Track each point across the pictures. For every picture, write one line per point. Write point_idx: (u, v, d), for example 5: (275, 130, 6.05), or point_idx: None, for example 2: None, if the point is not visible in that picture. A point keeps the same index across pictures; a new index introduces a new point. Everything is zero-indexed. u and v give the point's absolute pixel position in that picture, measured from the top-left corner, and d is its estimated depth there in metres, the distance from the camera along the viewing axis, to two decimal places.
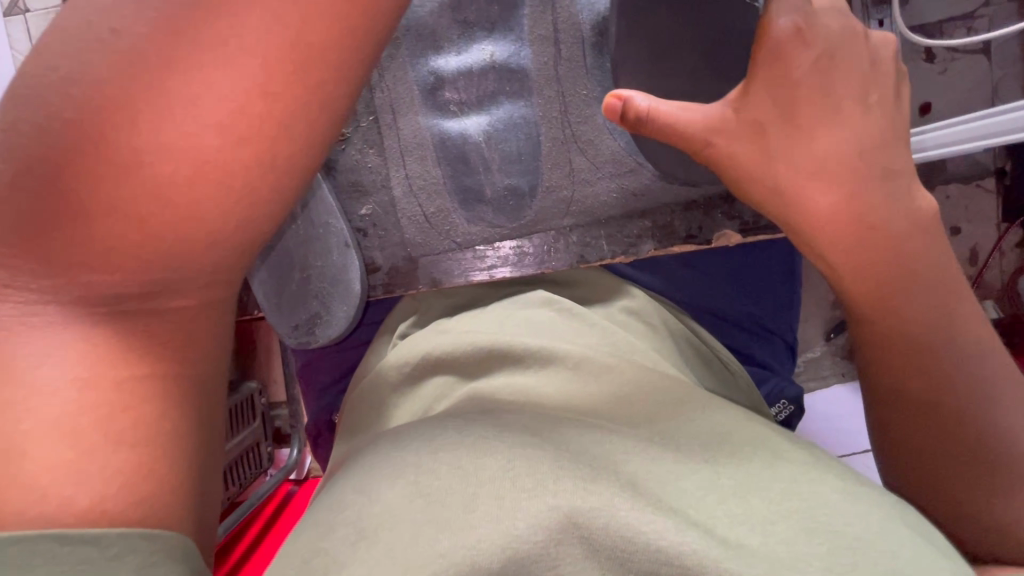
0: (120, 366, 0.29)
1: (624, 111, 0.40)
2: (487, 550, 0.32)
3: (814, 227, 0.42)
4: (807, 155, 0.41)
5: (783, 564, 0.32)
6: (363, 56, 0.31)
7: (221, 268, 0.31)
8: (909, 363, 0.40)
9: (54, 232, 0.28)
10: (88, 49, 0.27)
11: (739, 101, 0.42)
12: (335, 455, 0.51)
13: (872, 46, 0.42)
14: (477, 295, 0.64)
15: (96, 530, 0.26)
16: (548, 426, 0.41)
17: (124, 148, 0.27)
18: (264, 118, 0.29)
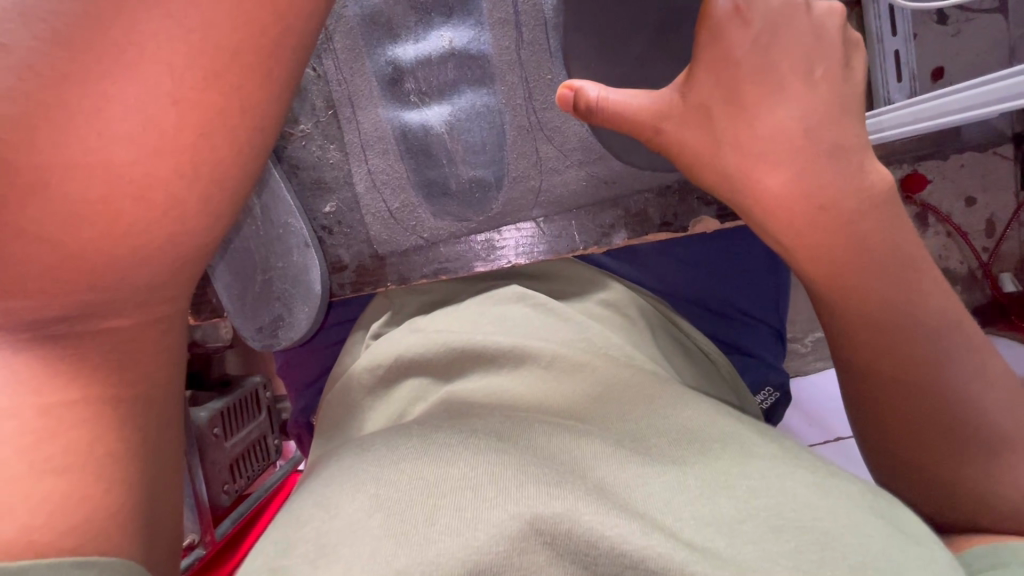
0: (53, 390, 0.29)
1: (576, 100, 0.44)
2: (446, 565, 0.30)
3: (765, 208, 0.42)
4: (751, 135, 0.42)
5: (750, 566, 0.31)
6: (281, 59, 0.30)
7: (154, 286, 0.31)
8: (879, 343, 0.39)
9: None
10: None
11: (685, 85, 0.44)
12: (310, 461, 0.51)
13: (816, 19, 0.41)
14: (451, 291, 0.65)
15: (23, 562, 0.26)
16: (517, 429, 0.39)
17: (28, 169, 0.26)
18: (178, 128, 0.28)
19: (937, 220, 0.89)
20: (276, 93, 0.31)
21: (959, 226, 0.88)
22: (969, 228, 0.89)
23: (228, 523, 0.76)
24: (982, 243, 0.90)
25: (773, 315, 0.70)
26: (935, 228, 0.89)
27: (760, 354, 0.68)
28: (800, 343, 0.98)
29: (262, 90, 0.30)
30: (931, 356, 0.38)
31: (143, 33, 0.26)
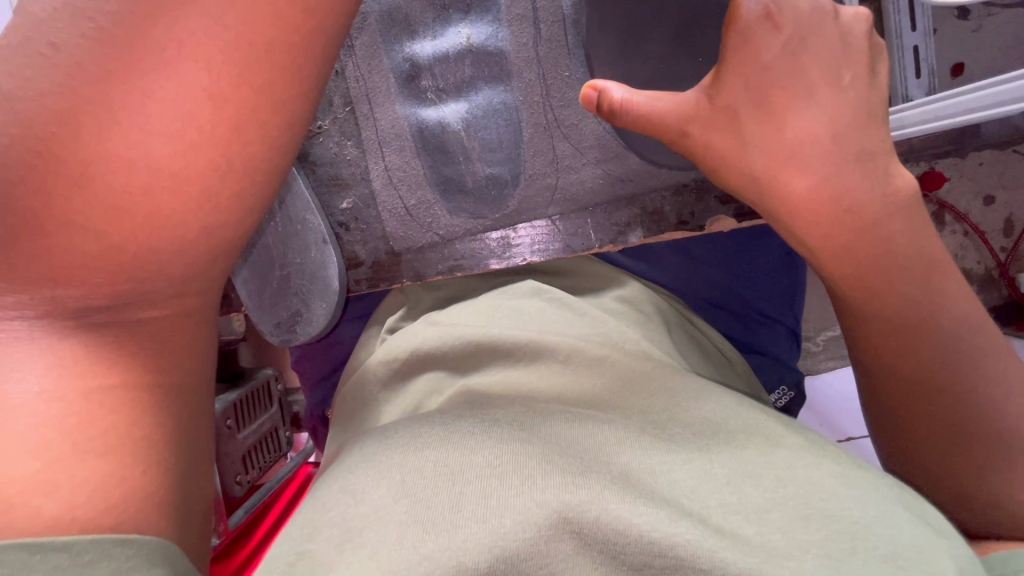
0: (93, 376, 0.29)
1: (599, 100, 0.46)
2: (473, 550, 0.31)
3: (790, 210, 0.42)
4: (777, 139, 0.42)
5: (779, 553, 0.31)
6: (313, 56, 0.30)
7: (189, 277, 0.31)
8: (898, 342, 0.40)
9: (12, 246, 0.27)
10: (30, 65, 0.26)
11: (711, 88, 0.44)
12: (327, 453, 0.52)
13: (843, 25, 0.42)
14: (466, 287, 0.66)
15: (66, 538, 0.27)
16: (540, 420, 0.40)
17: (72, 162, 0.27)
18: (211, 123, 0.28)
19: (953, 219, 0.89)
20: (305, 89, 0.31)
21: (976, 226, 0.88)
22: (987, 228, 0.89)
23: (240, 513, 0.76)
24: (999, 243, 0.89)
25: (788, 314, 0.71)
26: (952, 226, 0.89)
27: (774, 354, 0.70)
28: (812, 343, 0.98)
29: (290, 87, 0.30)
30: (948, 353, 0.39)
31: (182, 32, 0.27)
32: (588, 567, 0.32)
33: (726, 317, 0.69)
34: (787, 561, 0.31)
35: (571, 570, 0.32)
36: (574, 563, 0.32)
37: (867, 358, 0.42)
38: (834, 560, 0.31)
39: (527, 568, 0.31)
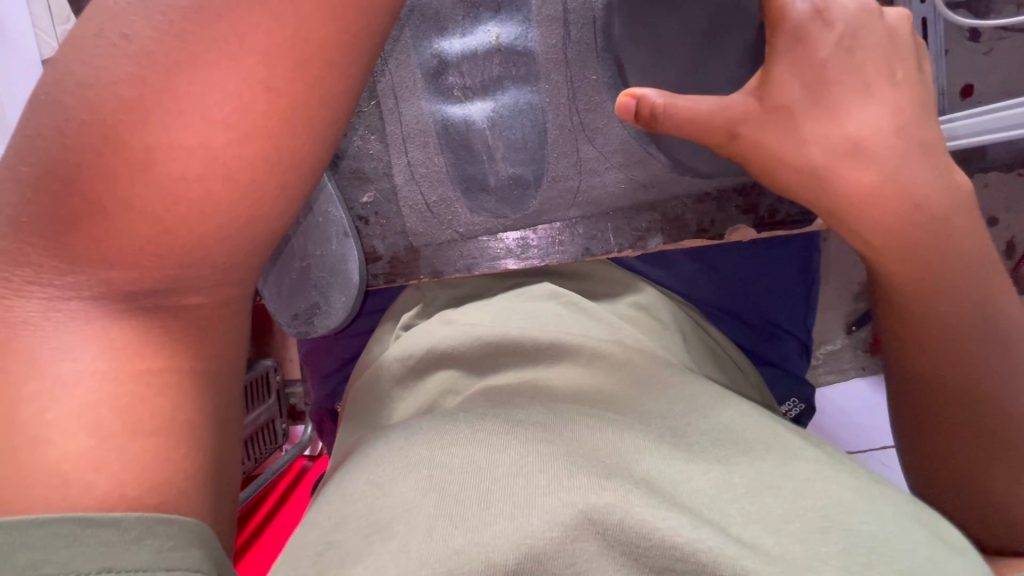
0: (140, 359, 0.29)
1: (637, 108, 0.45)
2: (502, 547, 0.32)
3: (856, 207, 0.44)
4: (840, 132, 0.44)
5: (799, 564, 0.32)
6: (364, 51, 0.31)
7: (232, 264, 0.31)
8: (956, 352, 0.41)
9: (75, 228, 0.28)
10: (102, 53, 0.27)
11: (759, 92, 0.46)
12: (342, 449, 0.52)
13: (889, 23, 0.45)
14: (481, 286, 0.68)
15: (117, 513, 0.27)
16: (564, 422, 0.40)
17: (136, 148, 0.27)
18: (266, 115, 0.28)
19: None
20: (354, 84, 0.31)
21: None
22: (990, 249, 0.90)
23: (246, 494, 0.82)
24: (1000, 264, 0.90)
25: (801, 327, 0.75)
26: None
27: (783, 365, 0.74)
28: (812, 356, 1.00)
29: (340, 83, 0.30)
30: (988, 369, 0.41)
31: (245, 26, 0.27)
32: (613, 569, 0.32)
33: (743, 327, 0.72)
34: (807, 573, 0.31)
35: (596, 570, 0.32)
36: (599, 565, 0.32)
37: (917, 366, 0.44)
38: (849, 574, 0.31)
39: (554, 567, 0.32)
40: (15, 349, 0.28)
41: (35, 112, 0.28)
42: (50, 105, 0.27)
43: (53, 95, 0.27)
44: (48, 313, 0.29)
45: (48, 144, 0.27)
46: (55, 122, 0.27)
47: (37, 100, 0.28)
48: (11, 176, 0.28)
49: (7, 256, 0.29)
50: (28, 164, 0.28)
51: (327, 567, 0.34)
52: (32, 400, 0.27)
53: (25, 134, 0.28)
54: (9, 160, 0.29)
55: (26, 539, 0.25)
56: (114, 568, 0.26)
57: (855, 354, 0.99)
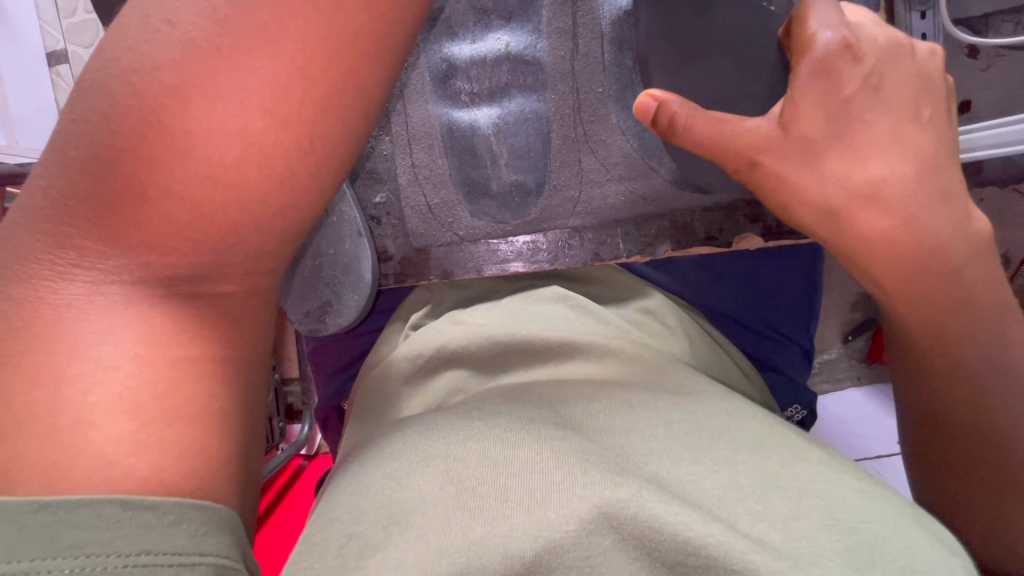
0: (179, 345, 0.30)
1: (655, 110, 0.47)
2: (519, 540, 0.32)
3: (867, 245, 0.46)
4: (860, 175, 0.45)
5: (806, 560, 0.32)
6: (396, 47, 0.32)
7: (262, 253, 0.32)
8: (958, 385, 0.46)
9: (119, 212, 0.29)
10: (149, 41, 0.28)
11: (783, 119, 0.46)
12: (349, 442, 0.52)
13: (920, 62, 0.46)
14: (489, 287, 0.69)
15: (155, 497, 0.28)
16: (581, 423, 0.41)
17: (179, 133, 0.28)
18: (301, 103, 0.29)
19: None
20: (386, 78, 0.32)
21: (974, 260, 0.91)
22: None
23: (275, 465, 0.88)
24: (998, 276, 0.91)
25: (804, 334, 0.76)
26: None
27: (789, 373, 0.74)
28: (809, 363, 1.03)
29: (372, 74, 0.31)
30: (984, 399, 0.45)
31: (285, 15, 0.28)
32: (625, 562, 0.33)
33: (748, 333, 0.73)
34: (812, 568, 0.32)
35: (610, 564, 0.33)
36: (612, 558, 0.33)
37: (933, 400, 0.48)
38: (854, 570, 0.32)
39: (569, 560, 0.32)
40: (56, 330, 0.29)
41: (82, 97, 0.29)
42: (97, 90, 0.28)
43: (100, 81, 0.28)
44: (91, 299, 0.29)
45: (96, 128, 0.28)
46: (102, 106, 0.28)
47: (85, 86, 0.29)
48: (58, 161, 0.29)
49: (51, 238, 0.29)
50: (75, 148, 0.29)
51: (347, 559, 0.34)
52: (73, 381, 0.28)
53: (73, 119, 0.29)
54: (57, 144, 0.29)
55: (71, 518, 0.26)
56: (152, 550, 0.27)
57: (851, 363, 1.04)
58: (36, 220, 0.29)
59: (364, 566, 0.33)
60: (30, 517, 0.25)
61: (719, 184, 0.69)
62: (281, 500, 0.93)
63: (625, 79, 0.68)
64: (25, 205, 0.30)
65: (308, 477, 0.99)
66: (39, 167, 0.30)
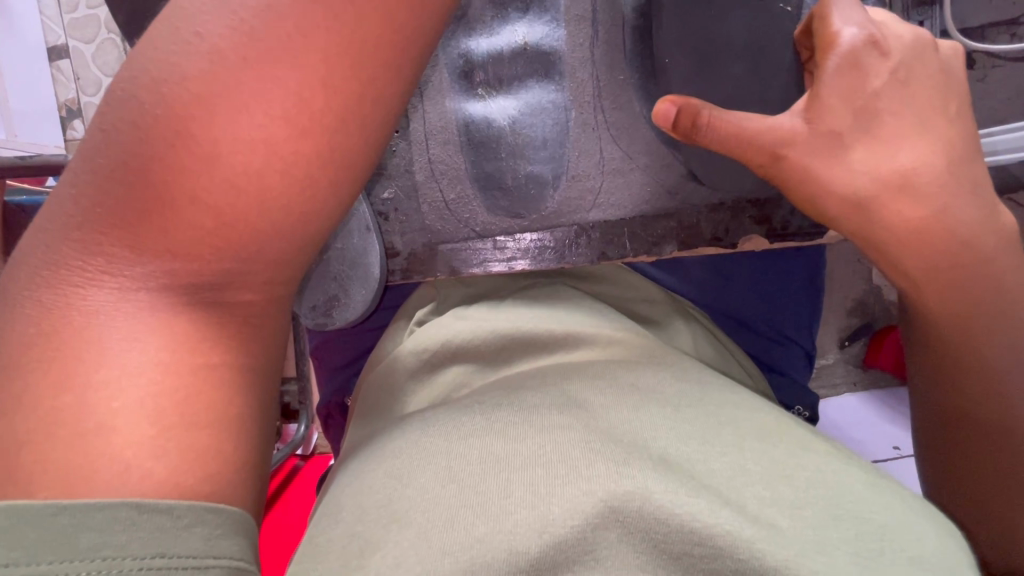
0: (198, 351, 0.30)
1: (672, 116, 0.47)
2: (524, 536, 0.31)
3: (897, 240, 0.46)
4: (892, 164, 0.45)
5: (812, 547, 0.31)
6: (414, 55, 0.32)
7: (281, 261, 0.32)
8: (986, 389, 0.45)
9: (147, 219, 0.29)
10: (176, 53, 0.28)
11: (808, 114, 0.46)
12: (353, 439, 0.52)
13: (944, 57, 0.48)
14: (495, 287, 0.68)
15: (171, 500, 0.28)
16: (600, 408, 0.39)
17: (206, 142, 0.28)
18: (321, 110, 0.29)
19: None
20: (405, 88, 0.32)
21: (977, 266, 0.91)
22: None
23: (288, 450, 0.92)
24: None
25: (806, 337, 0.78)
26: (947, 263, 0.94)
27: (790, 373, 0.76)
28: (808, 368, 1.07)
29: (391, 83, 0.31)
30: (997, 398, 0.45)
31: (307, 25, 0.28)
32: (631, 557, 0.31)
33: (749, 334, 0.75)
34: (822, 556, 0.31)
35: (620, 563, 0.31)
36: (620, 554, 0.31)
37: (944, 399, 0.48)
38: (862, 558, 0.31)
39: (574, 555, 0.31)
40: (80, 335, 0.29)
41: (112, 107, 0.29)
42: (127, 100, 0.29)
43: (129, 91, 0.29)
44: (118, 305, 0.29)
45: (126, 138, 0.29)
46: (130, 116, 0.29)
47: (114, 95, 0.29)
48: (88, 169, 0.29)
49: (80, 245, 0.29)
50: (104, 156, 0.29)
51: (347, 559, 0.33)
52: (93, 387, 0.28)
53: (103, 128, 0.29)
54: (87, 153, 0.30)
55: (89, 521, 0.26)
56: (166, 552, 0.27)
57: (847, 368, 1.08)
58: (66, 228, 0.30)
59: (363, 565, 0.32)
60: (49, 520, 0.26)
61: (723, 186, 0.69)
62: (278, 500, 0.96)
63: (647, 69, 0.68)
64: (55, 213, 0.30)
65: (305, 475, 1.02)
66: (68, 175, 0.31)
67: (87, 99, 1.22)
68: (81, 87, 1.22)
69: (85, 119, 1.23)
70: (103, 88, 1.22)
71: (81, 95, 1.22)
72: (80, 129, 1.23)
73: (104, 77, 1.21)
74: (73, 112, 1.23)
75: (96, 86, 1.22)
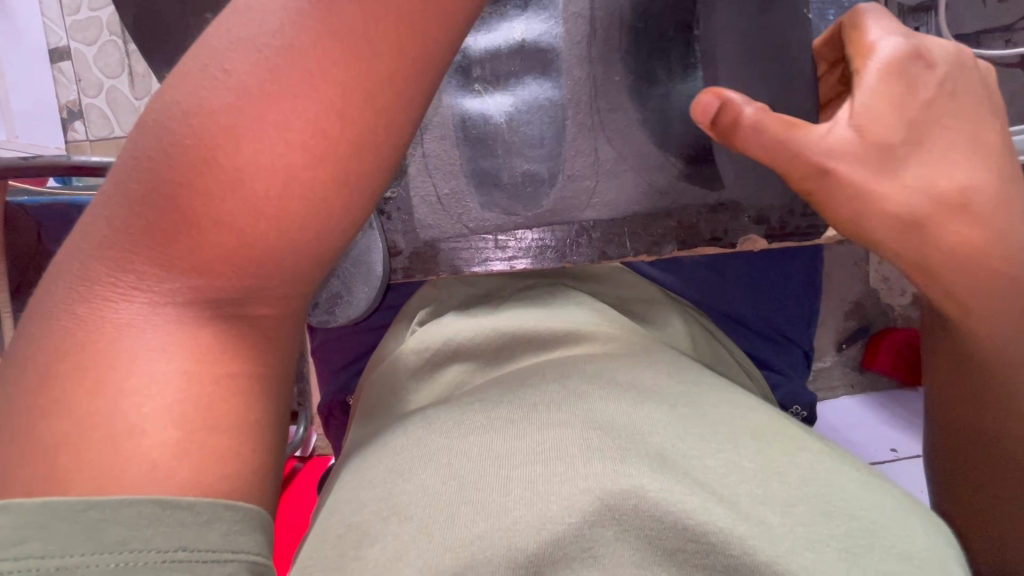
0: (219, 362, 0.32)
1: (717, 108, 0.48)
2: (522, 532, 0.33)
3: (946, 260, 0.45)
4: (944, 182, 0.44)
5: (801, 545, 0.33)
6: (429, 85, 0.33)
7: (298, 278, 0.33)
8: (1005, 412, 0.47)
9: (174, 237, 0.30)
10: (205, 88, 0.30)
11: (858, 122, 0.45)
12: (355, 437, 0.53)
13: (981, 75, 0.49)
14: (494, 287, 0.71)
15: (190, 497, 0.29)
16: (587, 403, 0.41)
17: (229, 168, 0.30)
18: (339, 137, 0.31)
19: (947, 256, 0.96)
20: (419, 113, 0.34)
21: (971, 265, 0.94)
22: None
23: (290, 445, 0.93)
24: None
25: (804, 336, 0.80)
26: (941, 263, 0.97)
27: (788, 372, 0.77)
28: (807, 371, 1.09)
29: (404, 114, 0.33)
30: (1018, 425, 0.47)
31: (328, 61, 0.30)
32: (628, 554, 0.33)
33: (751, 337, 0.76)
34: (810, 552, 0.33)
35: (615, 561, 0.33)
36: (617, 552, 0.33)
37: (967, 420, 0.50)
38: (851, 554, 0.33)
39: (573, 552, 0.33)
40: (110, 345, 0.30)
41: (143, 136, 0.31)
42: (158, 130, 0.30)
43: (160, 121, 0.30)
44: (146, 319, 0.31)
45: (155, 163, 0.30)
46: (160, 144, 0.30)
47: (146, 125, 0.31)
48: (119, 192, 0.31)
49: (114, 261, 0.31)
50: (134, 180, 0.31)
51: (346, 550, 0.35)
52: (120, 396, 0.30)
53: (135, 155, 0.31)
54: (119, 177, 0.32)
55: (117, 516, 0.28)
56: (188, 546, 0.29)
57: (844, 371, 1.09)
58: (98, 247, 0.31)
59: (364, 557, 0.34)
60: (80, 514, 0.28)
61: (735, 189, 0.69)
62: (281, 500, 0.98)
63: (642, 68, 0.68)
64: (87, 232, 0.32)
65: (305, 476, 1.03)
66: (101, 197, 0.32)
67: (89, 100, 1.25)
68: (82, 88, 1.25)
69: (86, 120, 1.25)
70: (105, 90, 1.25)
71: (82, 96, 1.25)
72: (81, 130, 1.26)
73: (105, 79, 1.24)
74: (74, 113, 1.25)
75: (98, 87, 1.24)
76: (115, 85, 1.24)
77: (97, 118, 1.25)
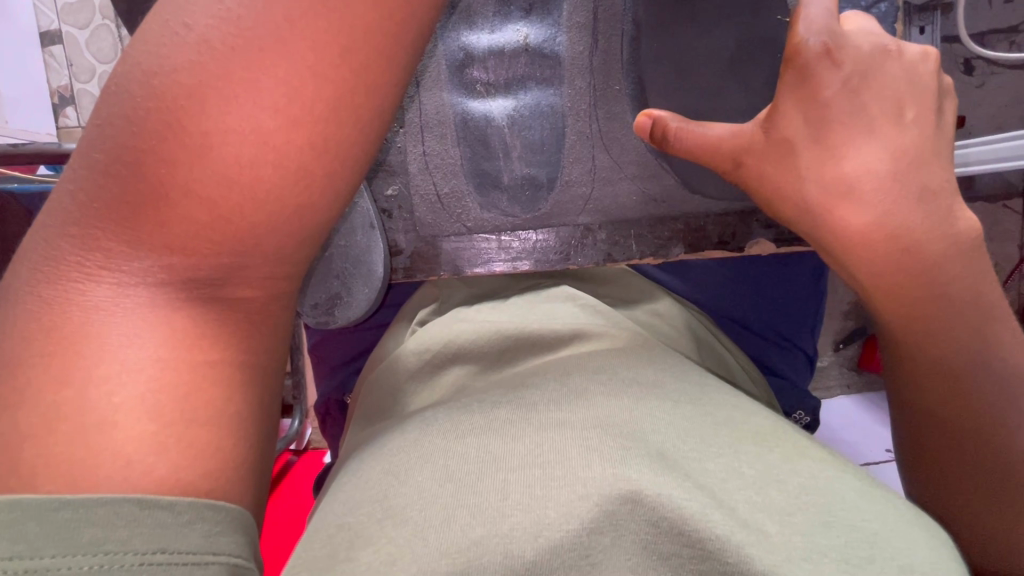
0: (197, 348, 0.30)
1: (651, 126, 0.52)
2: (520, 539, 0.31)
3: (847, 241, 0.45)
4: (836, 173, 0.45)
5: (799, 555, 0.31)
6: (407, 46, 0.32)
7: (280, 258, 0.32)
8: (952, 390, 0.44)
9: (145, 214, 0.29)
10: (168, 47, 0.29)
11: (767, 123, 0.49)
12: (352, 441, 0.51)
13: (909, 63, 0.47)
14: (497, 286, 0.68)
15: (169, 497, 0.28)
16: (588, 400, 0.39)
17: (196, 134, 0.29)
18: (314, 101, 0.30)
19: None
20: (398, 77, 0.33)
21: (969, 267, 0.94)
22: None
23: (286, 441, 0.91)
24: None
25: (808, 342, 0.78)
26: None
27: (792, 378, 0.76)
28: None
29: (382, 74, 0.32)
30: (973, 405, 0.44)
31: (296, 14, 0.29)
32: (626, 568, 0.31)
33: (754, 339, 0.74)
34: (807, 564, 0.31)
35: (615, 571, 0.31)
36: (617, 564, 0.31)
37: (915, 403, 0.47)
38: (850, 566, 0.31)
39: (573, 560, 0.31)
40: (82, 332, 0.29)
41: (108, 103, 0.30)
42: (122, 96, 0.29)
43: (124, 86, 0.29)
44: (116, 301, 0.29)
45: (118, 131, 0.29)
46: (123, 110, 0.29)
47: (109, 91, 0.30)
48: (84, 165, 0.30)
49: (79, 240, 0.30)
50: (99, 152, 0.29)
51: (336, 550, 0.34)
52: (93, 384, 0.28)
53: (97, 124, 0.30)
54: (83, 150, 0.30)
55: (91, 516, 0.26)
56: (167, 549, 0.27)
57: (841, 371, 1.10)
58: (65, 224, 0.30)
59: (353, 559, 0.32)
60: (50, 514, 0.26)
61: (709, 190, 0.69)
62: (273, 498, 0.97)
63: (638, 76, 0.68)
64: (54, 210, 0.31)
65: (297, 473, 1.02)
66: (66, 173, 0.31)
67: (81, 86, 1.25)
68: (74, 73, 1.25)
69: (77, 106, 1.26)
70: (97, 74, 1.25)
71: (74, 81, 1.25)
72: (72, 117, 1.27)
73: (97, 64, 1.25)
74: (66, 99, 1.26)
75: (90, 72, 1.25)
76: (107, 70, 1.24)
77: (88, 104, 1.26)
